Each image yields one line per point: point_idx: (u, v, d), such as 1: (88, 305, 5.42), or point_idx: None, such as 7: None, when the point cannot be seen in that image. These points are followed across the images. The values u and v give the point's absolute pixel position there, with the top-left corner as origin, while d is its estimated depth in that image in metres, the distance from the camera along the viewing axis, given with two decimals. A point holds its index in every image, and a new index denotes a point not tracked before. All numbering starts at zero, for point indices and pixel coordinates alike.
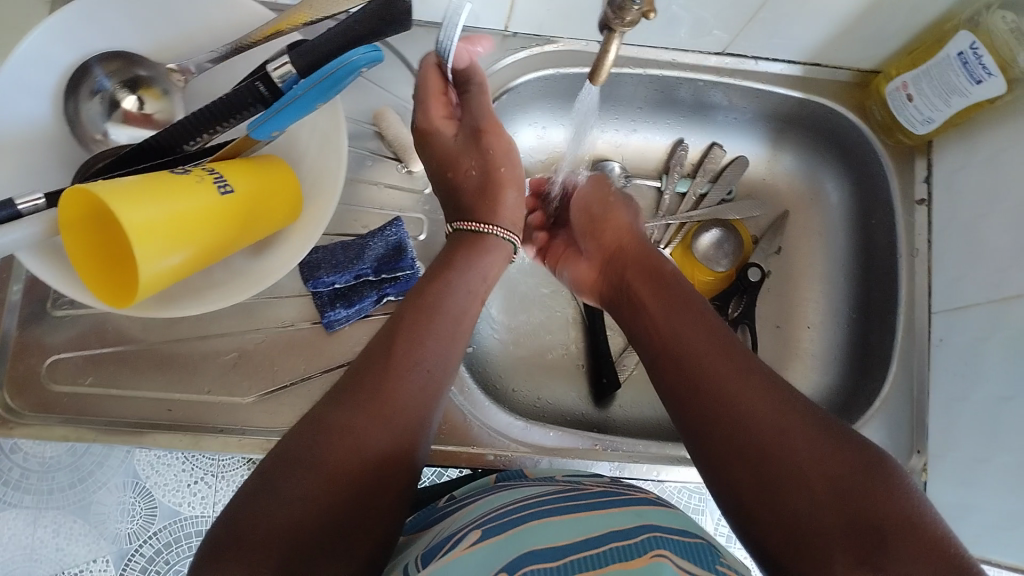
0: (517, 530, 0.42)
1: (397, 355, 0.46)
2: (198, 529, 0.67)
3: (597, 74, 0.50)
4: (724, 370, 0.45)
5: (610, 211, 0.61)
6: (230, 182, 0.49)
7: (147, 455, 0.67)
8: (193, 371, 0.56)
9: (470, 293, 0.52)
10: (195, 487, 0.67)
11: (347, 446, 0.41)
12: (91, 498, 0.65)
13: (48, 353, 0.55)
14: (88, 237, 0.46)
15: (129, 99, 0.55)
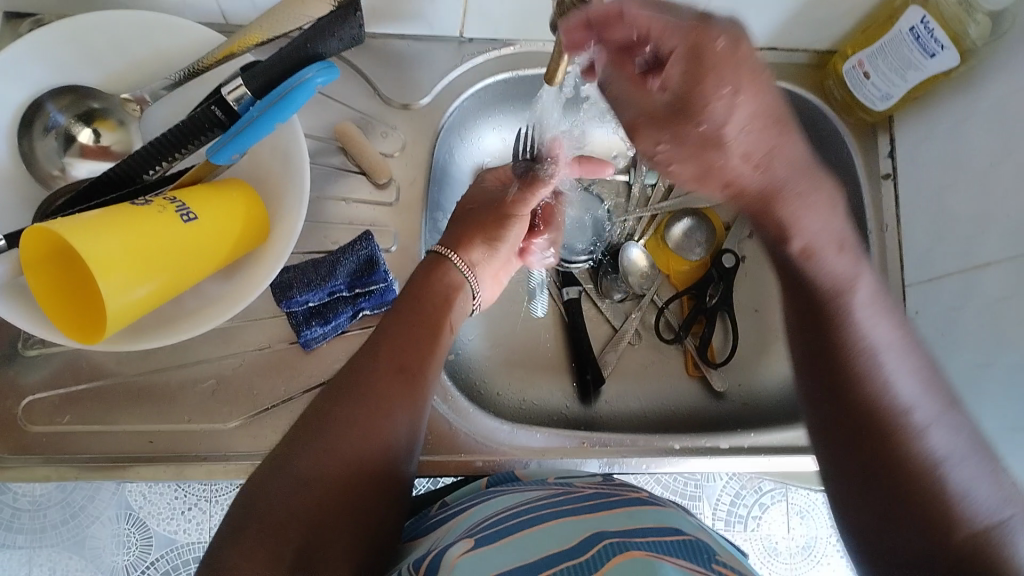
0: (512, 539, 0.42)
1: (388, 355, 0.49)
2: (194, 554, 0.77)
3: (551, 75, 0.49)
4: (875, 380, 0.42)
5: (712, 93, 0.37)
6: (192, 210, 0.49)
7: (138, 488, 0.76)
8: (172, 401, 0.56)
9: (440, 302, 0.54)
10: (189, 513, 0.77)
11: (349, 437, 0.44)
12: (85, 533, 0.75)
13: (23, 394, 0.54)
14: (54, 279, 0.46)
15: (86, 133, 0.54)
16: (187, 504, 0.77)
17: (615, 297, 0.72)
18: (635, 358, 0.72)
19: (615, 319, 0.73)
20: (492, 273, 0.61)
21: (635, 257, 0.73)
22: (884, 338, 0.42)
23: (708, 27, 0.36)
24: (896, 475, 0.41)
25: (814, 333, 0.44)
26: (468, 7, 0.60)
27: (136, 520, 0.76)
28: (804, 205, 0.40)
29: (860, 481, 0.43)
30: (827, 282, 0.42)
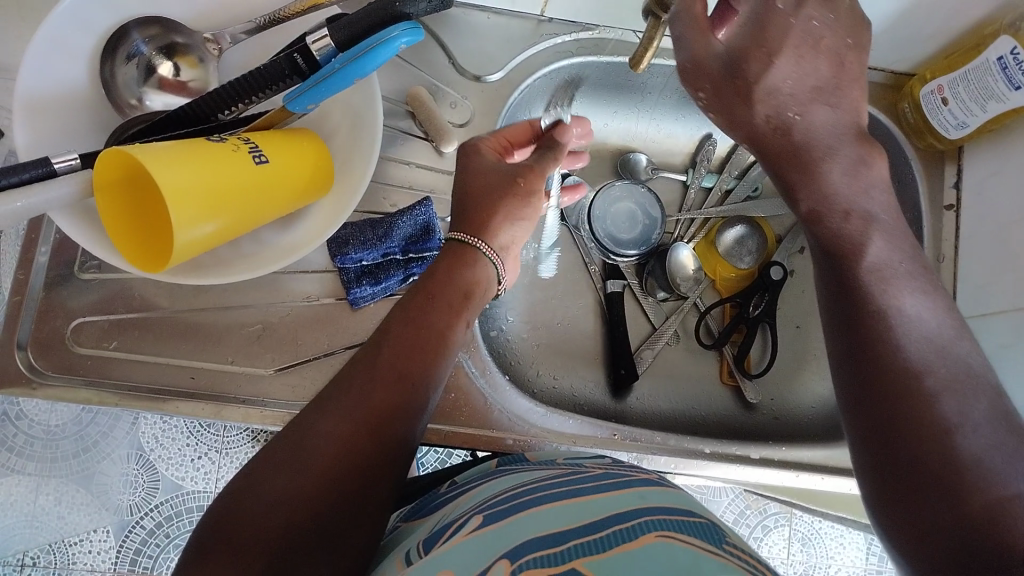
0: (516, 517, 0.42)
1: (383, 362, 0.46)
2: (198, 504, 0.79)
3: (638, 61, 0.48)
4: (932, 401, 0.41)
5: (748, 97, 0.48)
6: (264, 152, 0.49)
7: (152, 430, 0.78)
8: (217, 341, 0.56)
9: (452, 307, 0.51)
10: (199, 462, 0.79)
11: (331, 453, 0.42)
12: (94, 469, 0.76)
13: (73, 316, 0.55)
14: (120, 204, 0.46)
15: (166, 66, 0.55)
16: (199, 454, 0.79)
17: (659, 296, 0.72)
18: (672, 361, 0.71)
19: (655, 317, 0.72)
20: (513, 253, 0.57)
21: (684, 258, 0.72)
22: (918, 356, 0.43)
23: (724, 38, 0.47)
24: (927, 458, 0.40)
25: (853, 350, 0.45)
26: None
27: (146, 463, 0.78)
28: (828, 163, 0.48)
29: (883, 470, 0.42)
30: (877, 261, 0.46)
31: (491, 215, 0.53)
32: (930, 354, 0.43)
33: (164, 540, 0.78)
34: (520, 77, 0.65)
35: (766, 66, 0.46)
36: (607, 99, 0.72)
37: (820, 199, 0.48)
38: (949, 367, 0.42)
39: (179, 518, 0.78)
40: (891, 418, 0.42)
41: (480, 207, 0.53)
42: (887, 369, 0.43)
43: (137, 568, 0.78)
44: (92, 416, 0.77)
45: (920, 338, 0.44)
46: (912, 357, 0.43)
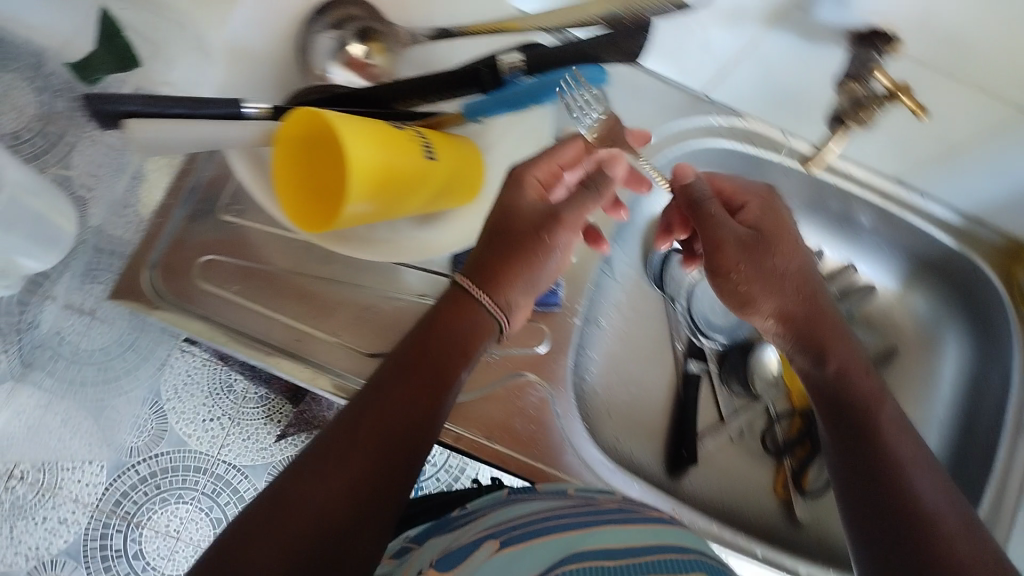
0: (566, 534, 0.44)
1: (364, 424, 0.44)
2: (196, 463, 0.81)
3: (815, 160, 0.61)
4: (947, 539, 0.44)
5: (771, 261, 0.54)
6: (435, 151, 0.51)
7: (174, 380, 0.80)
8: (328, 312, 0.59)
9: (449, 354, 0.48)
10: (209, 424, 0.81)
11: (304, 526, 0.40)
12: (109, 403, 0.75)
13: (206, 253, 0.59)
14: (293, 162, 0.48)
15: (360, 49, 0.57)
16: (214, 414, 0.82)
17: (734, 389, 0.73)
18: (730, 458, 0.71)
19: (724, 408, 0.73)
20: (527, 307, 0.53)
21: (769, 360, 0.74)
22: (930, 495, 0.46)
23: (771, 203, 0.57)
24: None
25: (878, 475, 0.47)
26: (728, 69, 0.60)
27: (158, 410, 0.80)
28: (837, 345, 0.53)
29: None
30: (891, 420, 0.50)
31: (507, 269, 0.50)
32: (940, 499, 0.46)
33: (152, 491, 0.80)
34: (668, 145, 0.67)
35: (788, 253, 0.54)
36: None
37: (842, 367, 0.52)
38: (957, 517, 0.45)
39: (173, 473, 0.80)
40: (906, 541, 0.44)
41: (494, 263, 0.50)
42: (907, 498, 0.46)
43: (117, 511, 0.79)
44: (135, 343, 0.74)
45: (932, 485, 0.46)
46: (929, 506, 0.45)
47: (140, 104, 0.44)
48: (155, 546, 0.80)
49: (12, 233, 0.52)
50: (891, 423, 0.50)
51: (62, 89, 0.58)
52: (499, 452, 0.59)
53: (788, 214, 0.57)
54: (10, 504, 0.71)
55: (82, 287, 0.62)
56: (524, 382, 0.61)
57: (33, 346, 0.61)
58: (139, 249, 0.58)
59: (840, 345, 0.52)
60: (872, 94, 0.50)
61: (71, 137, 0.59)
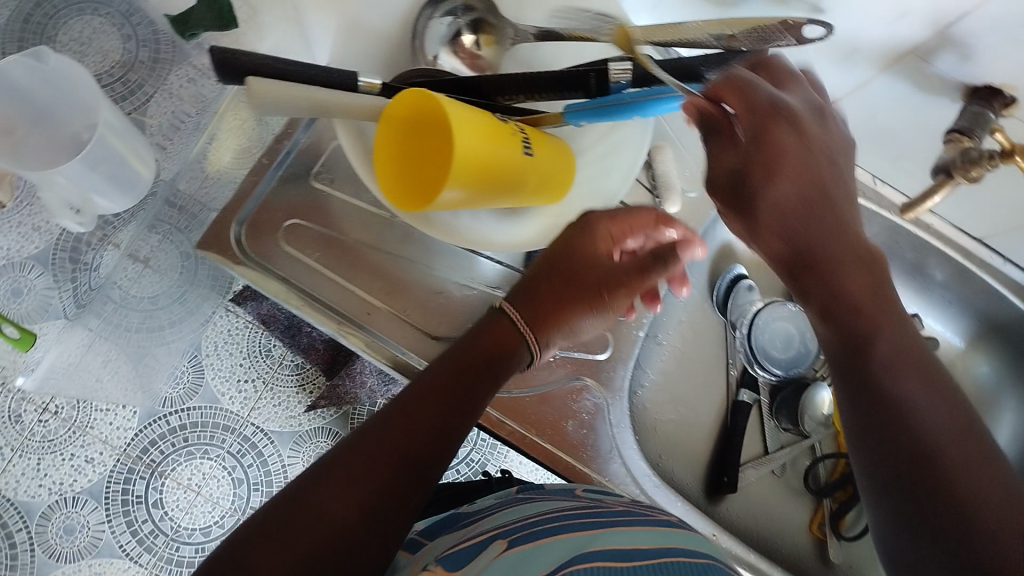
0: (583, 531, 0.44)
1: (386, 436, 0.45)
2: (223, 421, 0.85)
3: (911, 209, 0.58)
4: (956, 477, 0.37)
5: (777, 188, 0.42)
6: (533, 147, 0.52)
7: (215, 337, 0.85)
8: (400, 291, 0.60)
9: (477, 375, 0.50)
10: (243, 385, 0.86)
11: (320, 530, 0.41)
12: (148, 352, 0.80)
13: (291, 216, 0.60)
14: (395, 143, 0.49)
15: (471, 39, 0.59)
16: (249, 376, 0.86)
17: (782, 424, 0.73)
18: (769, 489, 0.71)
19: (770, 442, 0.73)
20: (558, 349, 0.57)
21: (820, 399, 0.73)
22: (929, 419, 0.39)
23: (775, 115, 0.42)
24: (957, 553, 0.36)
25: (869, 421, 0.41)
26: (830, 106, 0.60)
27: (196, 364, 0.84)
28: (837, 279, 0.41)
29: (885, 516, 0.40)
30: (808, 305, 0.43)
31: (556, 314, 0.54)
32: (944, 427, 0.38)
33: (179, 443, 0.84)
34: None
35: (773, 174, 0.42)
36: None
37: (829, 300, 0.42)
38: (962, 445, 0.38)
39: (201, 428, 0.84)
40: (911, 500, 0.38)
41: (551, 303, 0.54)
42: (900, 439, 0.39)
43: (144, 459, 0.83)
44: (182, 297, 0.79)
45: (924, 410, 0.39)
46: (927, 435, 0.38)
47: (264, 61, 0.48)
48: (174, 498, 0.83)
49: (96, 171, 0.66)
50: (892, 363, 0.40)
51: (145, 41, 0.78)
52: (544, 450, 0.60)
53: (801, 116, 0.43)
54: (41, 436, 0.80)
55: (145, 234, 0.74)
56: (578, 387, 0.62)
57: (91, 286, 0.76)
58: (229, 204, 0.60)
59: (833, 272, 0.41)
60: (984, 151, 0.49)
61: (149, 85, 0.77)
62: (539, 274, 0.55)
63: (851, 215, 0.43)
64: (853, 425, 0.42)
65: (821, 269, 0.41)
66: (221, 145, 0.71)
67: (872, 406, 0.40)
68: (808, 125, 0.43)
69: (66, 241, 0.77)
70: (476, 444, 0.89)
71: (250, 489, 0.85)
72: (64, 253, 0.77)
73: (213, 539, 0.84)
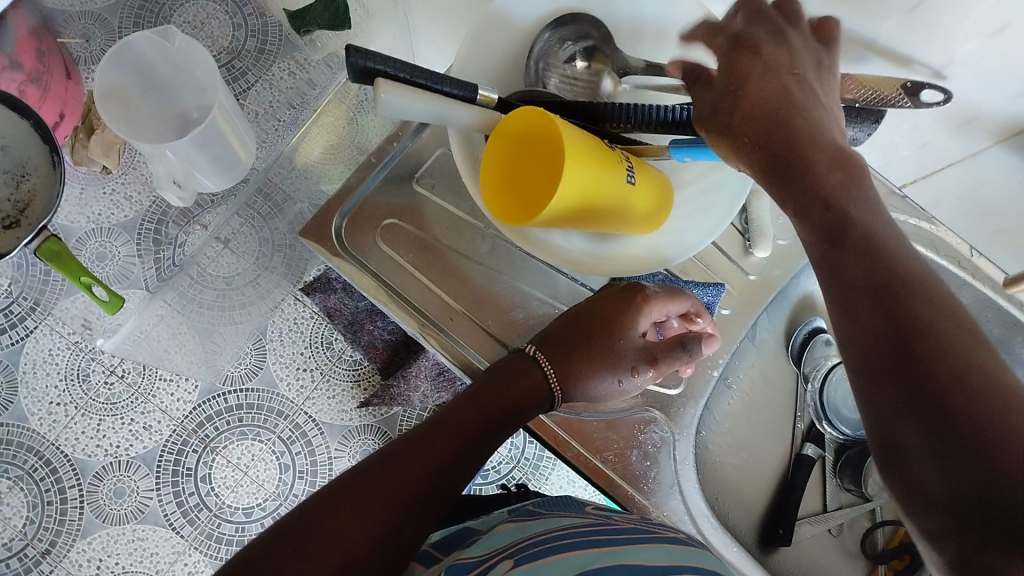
0: (590, 551, 0.47)
1: (393, 464, 0.51)
2: (276, 407, 0.88)
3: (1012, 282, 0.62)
4: (936, 315, 0.35)
5: (753, 85, 0.45)
6: (636, 177, 0.53)
7: (281, 323, 0.89)
8: (484, 300, 0.61)
9: (486, 411, 0.55)
10: (301, 372, 0.89)
11: (337, 553, 0.45)
12: (216, 330, 0.84)
13: (390, 216, 0.62)
14: (503, 156, 0.50)
15: (582, 64, 0.60)
16: (308, 366, 0.89)
17: (844, 483, 0.72)
18: (821, 547, 0.70)
19: (830, 501, 0.72)
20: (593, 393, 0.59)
21: None
22: (903, 270, 0.37)
23: (744, 40, 0.47)
24: (942, 376, 0.33)
25: (836, 296, 0.38)
26: (938, 173, 0.61)
27: (260, 347, 0.88)
28: (812, 158, 0.41)
29: (867, 393, 0.36)
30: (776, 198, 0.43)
31: (575, 353, 0.58)
32: (915, 280, 0.36)
33: (232, 421, 0.87)
34: None
35: (752, 66, 0.46)
36: None
37: (806, 189, 0.41)
38: (932, 293, 0.36)
39: (257, 411, 0.88)
40: (886, 351, 0.35)
41: (572, 345, 0.58)
42: (879, 300, 0.36)
43: (198, 433, 0.87)
44: (256, 280, 0.83)
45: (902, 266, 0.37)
46: (900, 287, 0.36)
47: (392, 64, 0.49)
48: (221, 475, 0.87)
49: (203, 151, 0.69)
50: (864, 233, 0.38)
51: (254, 30, 0.83)
52: (604, 474, 0.60)
53: (759, 38, 0.47)
54: (105, 398, 0.86)
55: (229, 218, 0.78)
56: (646, 417, 0.62)
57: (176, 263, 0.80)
58: (333, 196, 0.62)
59: (812, 159, 0.41)
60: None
61: (252, 74, 0.82)
62: (575, 323, 0.59)
63: (829, 124, 0.43)
64: (845, 327, 0.38)
65: (796, 177, 0.42)
66: (311, 140, 0.75)
67: (867, 294, 0.37)
68: (775, 47, 0.46)
69: (144, 209, 0.84)
70: (520, 462, 0.90)
71: (294, 476, 0.87)
72: (149, 226, 0.84)
73: (253, 520, 0.87)
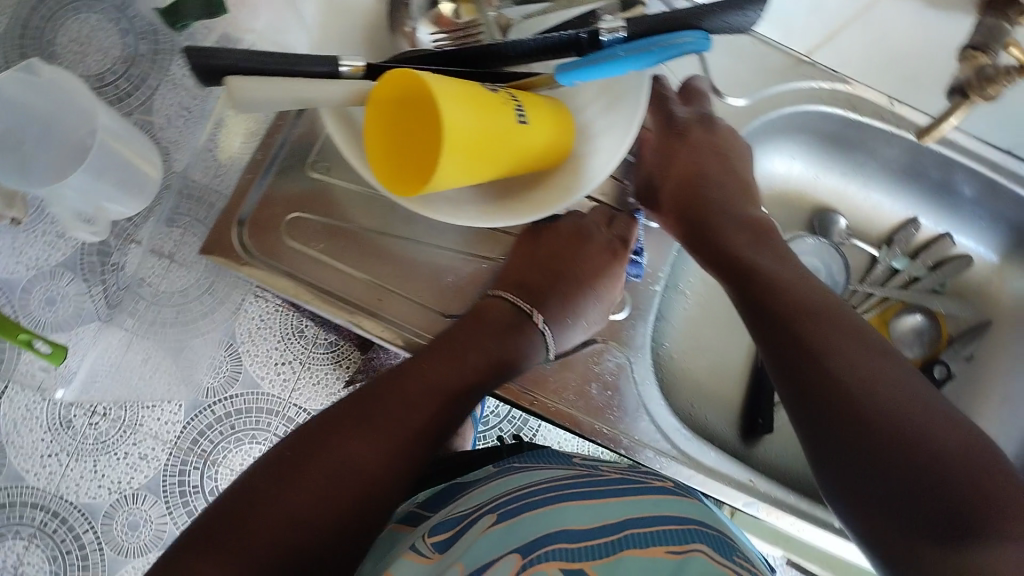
0: (571, 505, 0.47)
1: (380, 397, 0.52)
2: (269, 406, 0.79)
3: (928, 132, 0.53)
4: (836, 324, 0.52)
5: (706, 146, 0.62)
6: (526, 113, 0.51)
7: (249, 323, 0.78)
8: (412, 273, 0.59)
9: (463, 342, 0.56)
10: (281, 366, 0.79)
11: (325, 486, 0.48)
12: (188, 343, 0.75)
13: (293, 209, 0.60)
14: (383, 123, 0.48)
15: (449, 7, 0.56)
16: (287, 359, 0.80)
17: None
18: None
19: None
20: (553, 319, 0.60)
21: None
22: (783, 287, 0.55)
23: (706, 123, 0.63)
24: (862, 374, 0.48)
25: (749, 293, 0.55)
26: (837, 34, 0.59)
27: (234, 352, 0.78)
28: (712, 209, 0.60)
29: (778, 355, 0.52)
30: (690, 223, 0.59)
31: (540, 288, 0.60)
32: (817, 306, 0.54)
33: (228, 431, 0.78)
34: (759, 109, 0.66)
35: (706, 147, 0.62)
36: (828, 151, 0.72)
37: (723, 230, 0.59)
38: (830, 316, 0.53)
39: (248, 415, 0.79)
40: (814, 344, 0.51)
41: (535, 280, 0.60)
42: (803, 315, 0.52)
43: (195, 450, 0.77)
44: None
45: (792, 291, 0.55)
46: (804, 306, 0.53)
47: (243, 58, 0.47)
48: None
49: (103, 179, 0.62)
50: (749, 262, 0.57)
51: (143, 33, 0.69)
52: (570, 416, 0.59)
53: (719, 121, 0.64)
54: (95, 438, 0.74)
55: (165, 230, 0.70)
56: (598, 348, 0.61)
57: (119, 287, 0.70)
58: (230, 202, 0.60)
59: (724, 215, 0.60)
60: (1001, 67, 0.46)
61: (153, 77, 0.69)
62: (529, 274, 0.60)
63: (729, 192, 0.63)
64: (752, 305, 0.55)
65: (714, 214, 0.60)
66: (229, 131, 0.70)
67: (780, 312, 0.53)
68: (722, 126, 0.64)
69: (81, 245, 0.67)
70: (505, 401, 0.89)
71: None
72: (93, 256, 0.68)
73: None
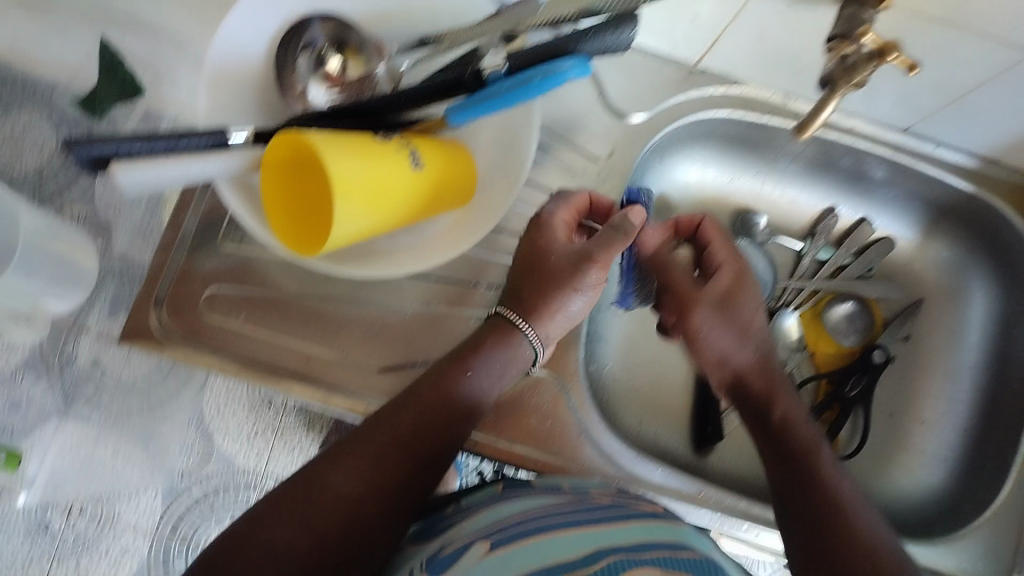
0: (576, 533, 0.45)
1: (387, 426, 0.49)
2: (247, 481, 0.77)
3: (802, 128, 0.54)
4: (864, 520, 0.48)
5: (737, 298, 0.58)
6: (422, 158, 0.51)
7: (215, 401, 0.76)
8: (336, 330, 0.60)
9: (458, 365, 0.52)
10: (254, 440, 0.76)
11: (322, 519, 0.44)
12: (154, 430, 0.76)
13: (208, 284, 0.60)
14: (280, 184, 0.48)
15: (337, 62, 0.58)
16: (257, 430, 0.76)
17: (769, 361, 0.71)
18: None
19: None
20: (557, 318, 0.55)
21: (787, 326, 0.73)
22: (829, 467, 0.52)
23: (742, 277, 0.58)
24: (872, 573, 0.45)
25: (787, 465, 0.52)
26: (720, 40, 0.61)
27: (204, 431, 0.76)
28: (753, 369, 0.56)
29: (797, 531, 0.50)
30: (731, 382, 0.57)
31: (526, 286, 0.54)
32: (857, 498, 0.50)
33: (207, 510, 0.77)
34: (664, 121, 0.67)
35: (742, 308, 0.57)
36: (738, 156, 0.73)
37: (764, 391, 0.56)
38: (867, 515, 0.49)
39: (225, 492, 0.77)
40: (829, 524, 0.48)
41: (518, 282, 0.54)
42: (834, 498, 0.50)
43: (177, 535, 0.77)
44: None
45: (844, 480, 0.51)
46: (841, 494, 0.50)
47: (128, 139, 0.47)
48: None
49: (38, 275, 0.66)
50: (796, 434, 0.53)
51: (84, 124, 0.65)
52: (511, 450, 0.59)
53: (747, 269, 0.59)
54: (73, 538, 0.76)
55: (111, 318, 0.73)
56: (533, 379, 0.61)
57: (74, 379, 0.74)
58: (145, 286, 0.60)
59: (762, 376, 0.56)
60: (861, 53, 0.48)
61: None
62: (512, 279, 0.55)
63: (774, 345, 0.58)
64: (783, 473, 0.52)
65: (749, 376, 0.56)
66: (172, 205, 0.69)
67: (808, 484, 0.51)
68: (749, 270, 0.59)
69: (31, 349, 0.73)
70: None
71: None
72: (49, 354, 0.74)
73: None
